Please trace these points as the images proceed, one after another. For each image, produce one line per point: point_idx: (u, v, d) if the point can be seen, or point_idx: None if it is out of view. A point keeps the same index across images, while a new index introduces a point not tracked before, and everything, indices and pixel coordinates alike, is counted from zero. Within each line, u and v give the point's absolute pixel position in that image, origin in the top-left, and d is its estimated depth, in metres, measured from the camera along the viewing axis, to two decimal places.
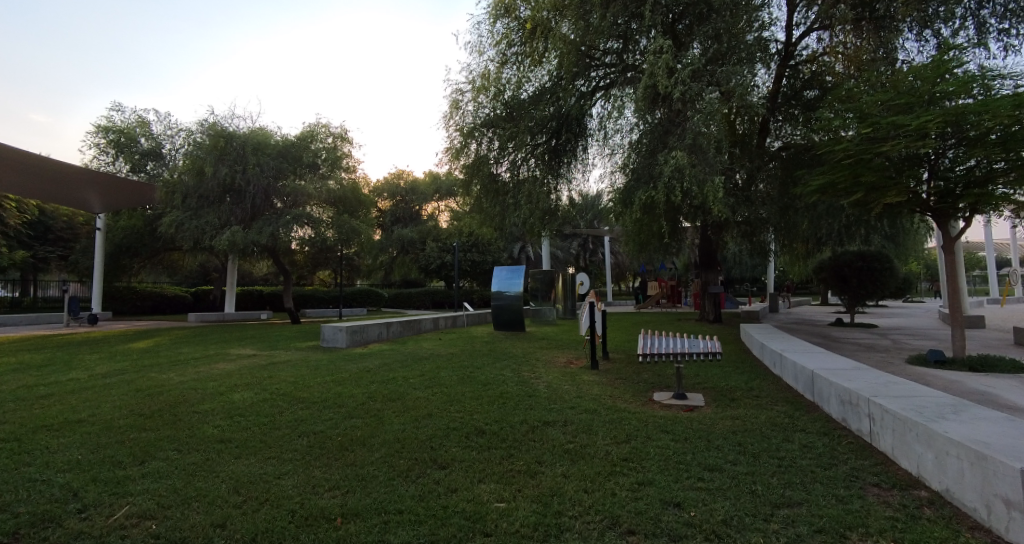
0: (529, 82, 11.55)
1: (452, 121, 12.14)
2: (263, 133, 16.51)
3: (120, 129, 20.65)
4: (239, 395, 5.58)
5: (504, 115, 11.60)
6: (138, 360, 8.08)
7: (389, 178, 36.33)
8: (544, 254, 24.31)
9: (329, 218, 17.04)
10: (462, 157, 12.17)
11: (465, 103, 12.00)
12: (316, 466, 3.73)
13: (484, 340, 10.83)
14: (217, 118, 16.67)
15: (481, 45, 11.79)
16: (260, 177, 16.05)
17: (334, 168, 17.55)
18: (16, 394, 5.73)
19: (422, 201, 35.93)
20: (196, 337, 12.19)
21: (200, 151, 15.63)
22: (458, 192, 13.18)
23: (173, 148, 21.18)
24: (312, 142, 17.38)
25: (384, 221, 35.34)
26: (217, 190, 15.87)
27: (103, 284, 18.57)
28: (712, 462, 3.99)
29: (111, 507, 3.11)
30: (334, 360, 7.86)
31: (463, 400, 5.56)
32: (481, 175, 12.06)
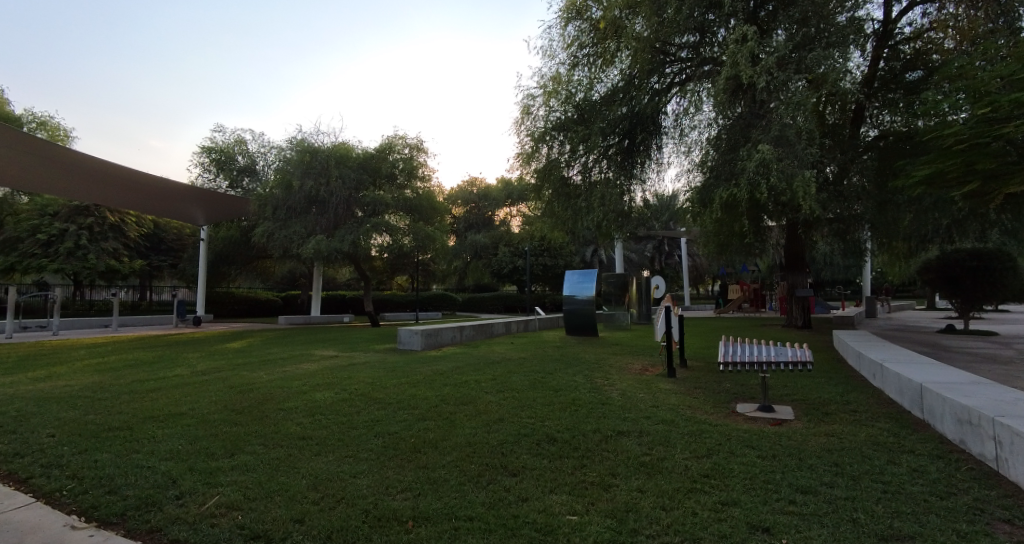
0: (600, 83, 11.22)
1: (523, 126, 12.02)
2: (345, 147, 17.46)
3: (221, 149, 22.74)
4: (320, 395, 5.84)
5: (576, 119, 11.30)
6: (233, 359, 8.73)
7: (462, 185, 37.21)
8: (618, 257, 23.44)
9: (406, 225, 17.63)
10: (533, 162, 11.99)
11: (536, 108, 11.80)
12: (390, 466, 3.76)
13: (556, 345, 10.69)
14: (304, 135, 17.81)
15: (552, 49, 11.61)
16: (342, 188, 16.97)
17: (410, 178, 18.28)
18: (129, 388, 6.34)
19: (494, 207, 36.55)
20: (285, 338, 13.06)
21: (289, 166, 16.82)
22: (528, 198, 13.10)
23: (265, 164, 23.05)
24: (390, 153, 18.04)
25: (458, 227, 36.26)
26: (303, 201, 16.93)
27: (206, 289, 20.40)
28: (806, 484, 3.56)
29: (203, 496, 3.31)
30: (409, 362, 8.08)
31: (534, 406, 5.46)
32: (552, 180, 11.82)
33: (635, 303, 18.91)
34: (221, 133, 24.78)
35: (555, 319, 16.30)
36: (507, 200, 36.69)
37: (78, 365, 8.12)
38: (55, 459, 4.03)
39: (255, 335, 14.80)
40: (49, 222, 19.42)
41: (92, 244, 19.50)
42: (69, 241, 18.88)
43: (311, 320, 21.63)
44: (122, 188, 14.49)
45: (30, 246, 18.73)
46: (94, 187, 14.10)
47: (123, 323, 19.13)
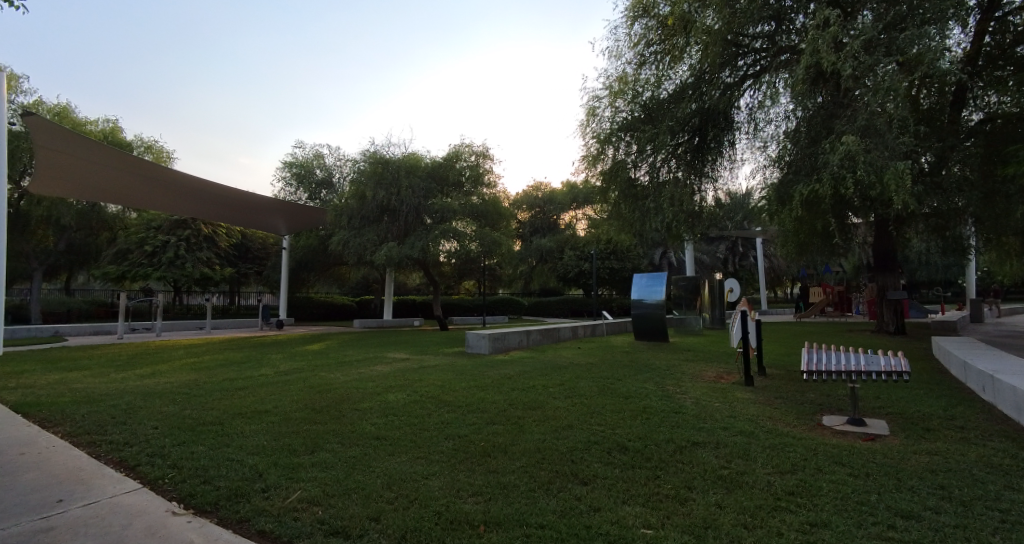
0: (669, 80, 10.82)
1: (589, 128, 11.80)
2: (415, 157, 18.08)
3: (301, 164, 24.30)
4: (392, 396, 6.01)
5: (643, 118, 10.95)
6: (314, 360, 9.20)
7: (527, 190, 37.38)
8: (688, 261, 21.94)
9: (473, 231, 17.93)
10: (599, 163, 11.76)
11: (602, 109, 11.58)
12: (461, 469, 3.78)
13: (625, 350, 10.42)
14: (376, 147, 18.63)
15: (618, 49, 11.37)
16: (411, 197, 17.55)
17: (476, 185, 18.60)
18: (222, 386, 6.85)
19: (559, 211, 36.43)
20: (359, 341, 13.66)
21: (362, 178, 17.67)
22: (594, 200, 12.90)
23: (341, 176, 24.34)
24: (457, 161, 18.46)
25: (523, 232, 36.46)
26: (375, 210, 17.67)
27: (288, 295, 21.81)
28: (907, 508, 3.19)
29: (287, 491, 3.47)
30: (478, 366, 8.15)
31: (604, 413, 5.32)
32: (619, 181, 11.53)
33: (707, 307, 17.96)
34: (302, 149, 26.50)
35: (623, 323, 15.93)
36: (573, 203, 36.44)
37: (178, 364, 8.88)
38: (160, 449, 4.41)
39: (332, 337, 15.58)
40: (154, 235, 21.40)
41: (189, 254, 21.38)
42: (170, 251, 20.83)
43: (384, 324, 22.52)
44: (217, 202, 15.78)
45: (137, 256, 20.69)
46: (188, 203, 15.49)
47: (215, 326, 20.83)
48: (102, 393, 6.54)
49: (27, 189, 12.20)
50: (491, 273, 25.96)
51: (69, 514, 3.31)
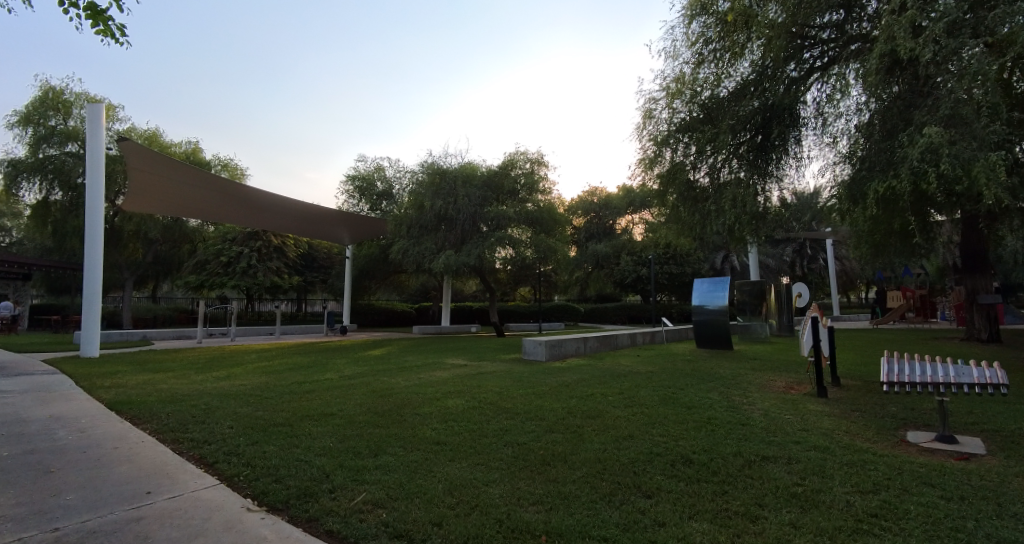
0: (729, 78, 10.38)
1: (645, 131, 11.53)
2: (471, 166, 18.43)
3: (363, 177, 25.36)
4: (451, 402, 6.09)
5: (702, 118, 10.57)
6: (376, 365, 9.50)
7: (582, 195, 37.09)
8: (752, 265, 20.74)
9: (528, 238, 17.99)
10: (656, 166, 11.43)
11: (659, 111, 11.30)
12: (521, 478, 3.75)
13: (687, 358, 10.06)
14: (433, 158, 19.12)
15: (675, 49, 11.08)
16: (468, 205, 17.86)
17: (531, 192, 18.67)
18: (291, 389, 7.20)
19: (615, 215, 35.89)
20: (419, 346, 13.98)
21: (421, 188, 18.21)
22: (652, 204, 12.61)
23: (400, 188, 25.18)
24: (512, 169, 18.63)
25: (579, 237, 36.19)
26: (433, 219, 18.09)
27: (351, 302, 22.75)
28: (1012, 537, 2.85)
29: (353, 492, 3.58)
30: (535, 373, 8.13)
31: (665, 423, 5.15)
32: (677, 184, 11.17)
33: (774, 313, 17.32)
34: (363, 163, 27.65)
35: (683, 330, 15.42)
36: (629, 207, 35.82)
37: (252, 368, 9.44)
38: (236, 447, 4.68)
39: (392, 343, 16.06)
40: (230, 246, 22.89)
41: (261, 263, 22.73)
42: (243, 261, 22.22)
43: (442, 330, 22.99)
44: (285, 215, 16.70)
45: (215, 266, 22.26)
46: (259, 216, 16.51)
47: (284, 331, 22.03)
48: (185, 393, 7.04)
49: (120, 208, 13.31)
50: (547, 279, 25.91)
51: (158, 505, 3.56)
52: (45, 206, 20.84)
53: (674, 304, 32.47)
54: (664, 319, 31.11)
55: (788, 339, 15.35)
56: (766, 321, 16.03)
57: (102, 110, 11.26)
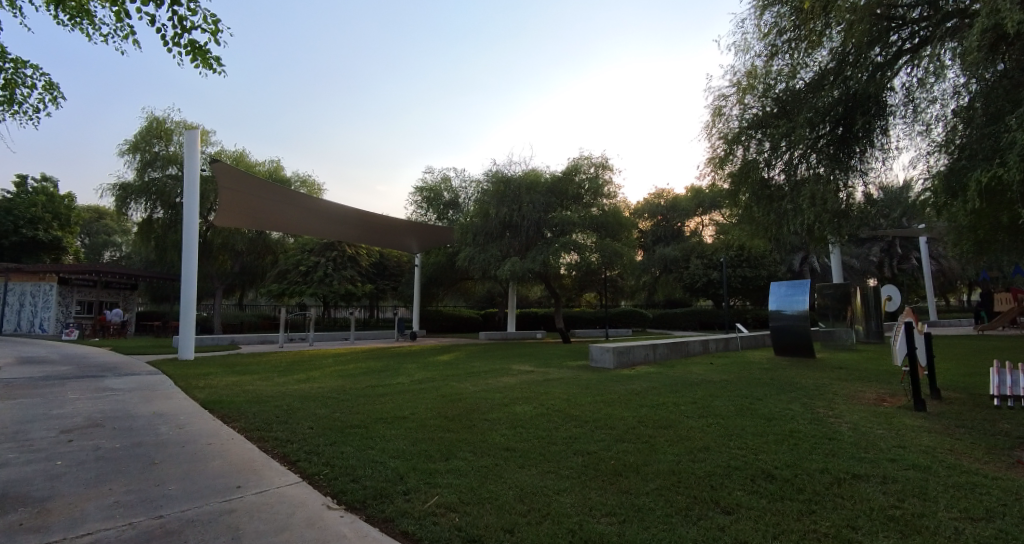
0: (806, 68, 9.78)
1: (715, 129, 11.21)
2: (535, 173, 18.54)
3: (430, 188, 26.23)
4: (519, 408, 6.11)
5: (776, 112, 10.01)
6: (445, 370, 9.73)
7: (649, 198, 36.21)
8: (835, 268, 19.36)
9: (593, 243, 17.78)
10: (727, 165, 11.01)
11: (729, 107, 10.99)
12: (592, 488, 3.69)
13: (764, 366, 9.51)
14: (498, 167, 19.42)
15: (747, 42, 10.61)
16: (532, 212, 17.96)
17: (596, 197, 18.50)
18: (367, 392, 7.53)
19: (683, 218, 34.73)
20: (486, 353, 14.17)
21: (486, 197, 18.52)
22: (724, 205, 12.13)
23: (466, 197, 25.81)
24: (576, 174, 18.55)
25: (645, 241, 35.36)
26: (498, 227, 18.33)
27: (419, 308, 23.51)
28: None
29: (426, 495, 3.67)
30: (603, 380, 8.00)
31: (743, 436, 4.89)
32: (750, 183, 10.53)
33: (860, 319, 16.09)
34: (431, 173, 28.59)
35: (758, 336, 14.63)
36: (698, 209, 34.53)
37: (329, 371, 9.97)
38: (316, 447, 4.94)
39: (460, 348, 16.40)
40: (308, 256, 24.35)
41: (335, 272, 23.99)
42: (320, 270, 23.57)
43: (508, 335, 23.18)
44: (356, 225, 17.53)
45: (295, 275, 23.77)
46: (333, 228, 17.45)
47: (358, 337, 23.10)
48: (269, 394, 7.54)
49: (214, 223, 14.55)
50: (612, 285, 25.44)
51: (248, 499, 3.82)
52: (149, 223, 23.20)
53: (748, 309, 30.86)
54: (738, 325, 29.77)
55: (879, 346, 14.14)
56: (852, 327, 14.88)
57: (197, 136, 12.37)
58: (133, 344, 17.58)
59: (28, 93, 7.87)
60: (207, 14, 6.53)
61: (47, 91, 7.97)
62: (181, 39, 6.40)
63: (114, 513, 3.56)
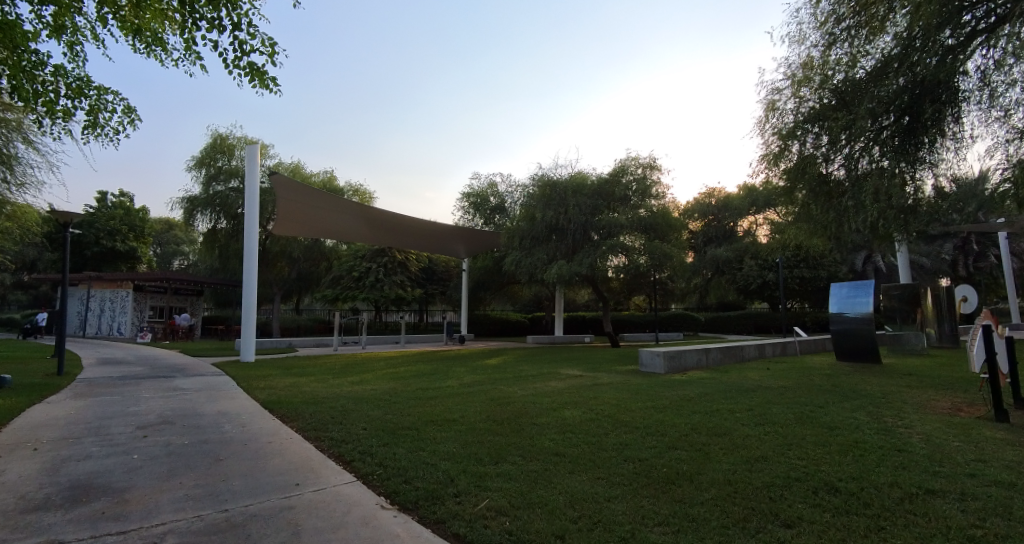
0: (868, 56, 9.18)
1: (769, 124, 10.81)
2: (581, 176, 18.44)
3: (477, 194, 26.61)
4: (568, 413, 6.07)
5: (835, 104, 9.44)
6: (493, 374, 9.79)
7: (699, 197, 35.14)
8: (903, 267, 18.19)
9: (641, 245, 17.46)
10: (782, 161, 10.63)
11: (783, 101, 10.56)
12: (644, 495, 3.62)
13: (825, 372, 9.03)
14: (544, 171, 19.45)
15: (802, 32, 10.15)
16: (579, 215, 17.85)
17: (645, 198, 18.21)
18: (418, 395, 7.69)
19: (736, 217, 33.53)
20: (533, 356, 14.17)
21: (532, 201, 18.57)
22: (779, 202, 11.69)
23: (512, 201, 26.01)
24: (623, 176, 18.30)
25: (696, 242, 34.42)
26: (544, 230, 18.33)
27: (467, 312, 23.82)
28: None
29: (476, 498, 3.69)
30: (654, 385, 7.82)
31: (804, 445, 4.65)
32: (807, 179, 10.06)
33: (930, 321, 15.06)
34: (477, 179, 28.98)
35: (818, 340, 13.93)
36: (751, 208, 33.25)
37: (381, 374, 10.25)
38: (369, 448, 5.10)
39: (507, 352, 16.49)
40: (360, 262, 25.19)
41: (387, 278, 24.68)
42: (371, 276, 24.34)
43: (556, 340, 23.12)
44: (404, 232, 18.02)
45: (348, 281, 24.65)
46: (384, 235, 18.01)
47: (409, 341, 23.69)
48: (324, 396, 7.85)
49: (272, 232, 15.23)
50: (662, 287, 24.88)
51: (306, 496, 3.99)
52: (214, 233, 24.64)
53: (806, 312, 29.43)
54: (796, 329, 28.47)
55: (956, 351, 13.15)
56: (923, 330, 13.93)
57: (258, 150, 13.06)
58: (205, 345, 19.83)
59: (110, 118, 8.55)
60: (265, 37, 6.89)
61: (126, 115, 8.63)
62: (241, 62, 6.77)
63: (185, 505, 3.80)
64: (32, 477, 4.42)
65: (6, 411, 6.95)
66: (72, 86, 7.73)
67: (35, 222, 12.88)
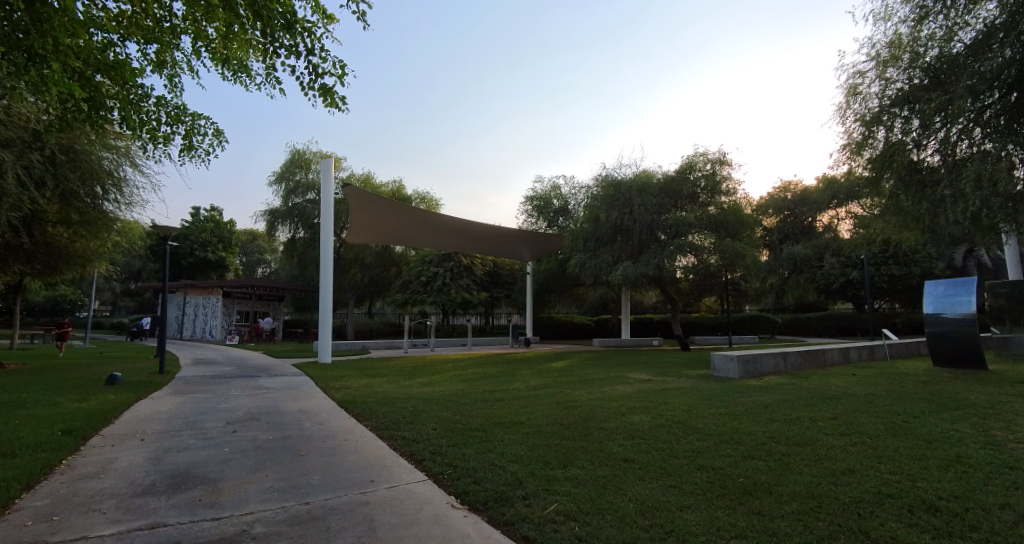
0: (967, 28, 8.33)
1: (851, 110, 10.06)
2: (646, 174, 18.02)
3: (540, 197, 26.71)
4: (637, 418, 5.93)
5: (928, 84, 8.71)
6: (560, 377, 9.77)
7: (773, 192, 33.21)
8: (1013, 261, 16.31)
9: (712, 244, 16.77)
10: (866, 150, 9.86)
11: (868, 84, 9.78)
12: (719, 506, 3.46)
13: (921, 379, 8.25)
14: (608, 171, 19.20)
15: (889, 8, 9.37)
16: (645, 214, 17.42)
17: (714, 195, 17.57)
18: (485, 396, 7.82)
19: (814, 212, 31.39)
20: (600, 359, 13.99)
21: (596, 202, 18.35)
22: (863, 194, 10.86)
23: (575, 203, 25.90)
24: (691, 172, 17.65)
25: (771, 239, 32.61)
26: (609, 231, 18.01)
27: (531, 315, 23.92)
28: None
29: (545, 502, 3.69)
30: (727, 391, 7.48)
31: (898, 459, 4.27)
32: (895, 167, 9.32)
33: None
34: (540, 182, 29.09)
35: (911, 343, 12.78)
36: (832, 201, 31.03)
37: (450, 375, 10.51)
38: (439, 447, 5.24)
39: (573, 355, 16.40)
40: (427, 267, 26.03)
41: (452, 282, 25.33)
42: (439, 280, 25.07)
43: (623, 343, 22.72)
44: (468, 237, 18.39)
45: (416, 285, 25.53)
46: (449, 241, 18.55)
47: (476, 343, 24.19)
48: (396, 396, 8.15)
49: (345, 240, 16.06)
50: (735, 288, 23.76)
51: (379, 493, 4.15)
52: (293, 242, 26.31)
53: (897, 313, 27.09)
54: (886, 331, 26.28)
55: None
56: None
57: (331, 164, 13.86)
58: (286, 347, 21.23)
59: (202, 141, 9.39)
60: (336, 59, 7.29)
61: (216, 138, 9.44)
62: (315, 84, 7.21)
63: (270, 497, 4.07)
64: (140, 464, 4.92)
65: (120, 405, 7.78)
66: (171, 114, 8.55)
67: (140, 236, 14.35)
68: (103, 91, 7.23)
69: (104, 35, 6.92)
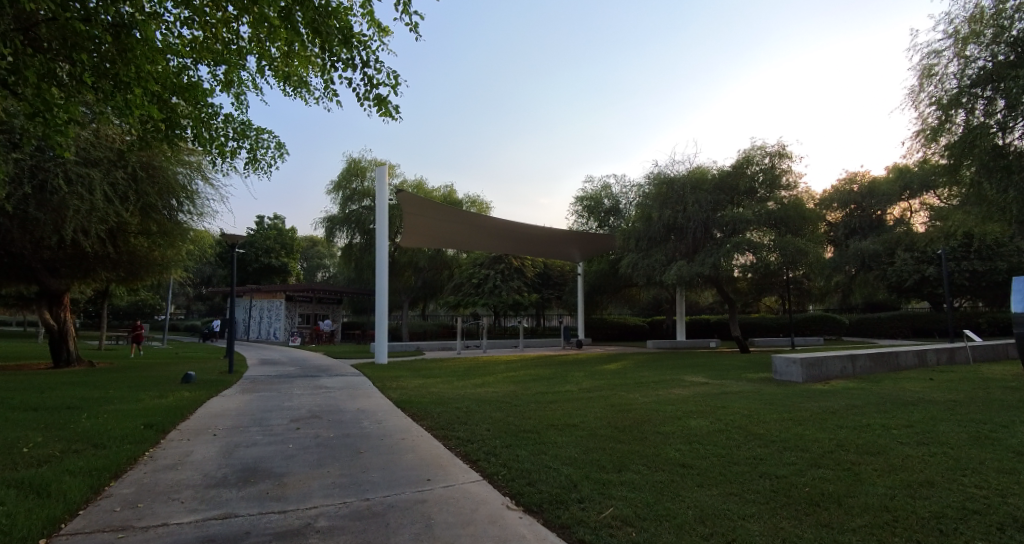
0: None
1: (926, 93, 9.30)
2: (700, 170, 17.48)
3: (590, 197, 26.47)
4: (694, 422, 5.77)
5: (1015, 60, 8.00)
6: (613, 379, 9.63)
7: (839, 185, 31.37)
8: None
9: (771, 241, 16.05)
10: (943, 135, 9.07)
11: (945, 64, 9.02)
12: (784, 516, 3.31)
13: (1011, 384, 7.55)
14: (660, 168, 18.77)
15: None
16: (699, 211, 16.88)
17: (773, 189, 16.85)
18: (537, 398, 7.83)
19: (885, 204, 29.36)
20: (654, 361, 13.69)
21: (647, 201, 17.98)
22: (940, 184, 10.06)
23: (626, 202, 25.52)
24: (749, 166, 16.96)
25: (837, 235, 30.79)
26: (662, 230, 17.54)
27: (582, 317, 23.75)
28: None
29: (600, 505, 3.66)
30: (791, 395, 7.13)
31: (987, 472, 3.92)
32: (976, 153, 8.54)
33: None
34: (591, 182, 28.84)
35: (998, 345, 11.69)
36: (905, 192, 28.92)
37: (503, 377, 10.60)
38: (493, 449, 5.30)
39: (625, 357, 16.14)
40: (478, 270, 26.40)
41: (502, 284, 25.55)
42: (489, 282, 25.36)
43: (678, 345, 22.13)
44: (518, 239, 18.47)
45: (467, 288, 25.95)
46: (499, 243, 18.69)
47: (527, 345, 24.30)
48: (449, 397, 8.31)
49: (401, 244, 16.52)
50: (797, 287, 22.61)
51: (434, 492, 4.24)
52: (349, 248, 27.38)
53: (982, 312, 24.91)
54: (968, 332, 24.22)
55: None
56: None
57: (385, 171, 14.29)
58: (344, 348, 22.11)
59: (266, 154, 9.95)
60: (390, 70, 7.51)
61: (278, 150, 9.97)
62: (371, 95, 7.48)
63: (332, 492, 4.26)
64: (214, 458, 5.29)
65: (196, 402, 8.39)
66: (237, 130, 9.15)
67: (212, 244, 15.38)
68: (178, 112, 7.82)
69: (179, 60, 7.53)
